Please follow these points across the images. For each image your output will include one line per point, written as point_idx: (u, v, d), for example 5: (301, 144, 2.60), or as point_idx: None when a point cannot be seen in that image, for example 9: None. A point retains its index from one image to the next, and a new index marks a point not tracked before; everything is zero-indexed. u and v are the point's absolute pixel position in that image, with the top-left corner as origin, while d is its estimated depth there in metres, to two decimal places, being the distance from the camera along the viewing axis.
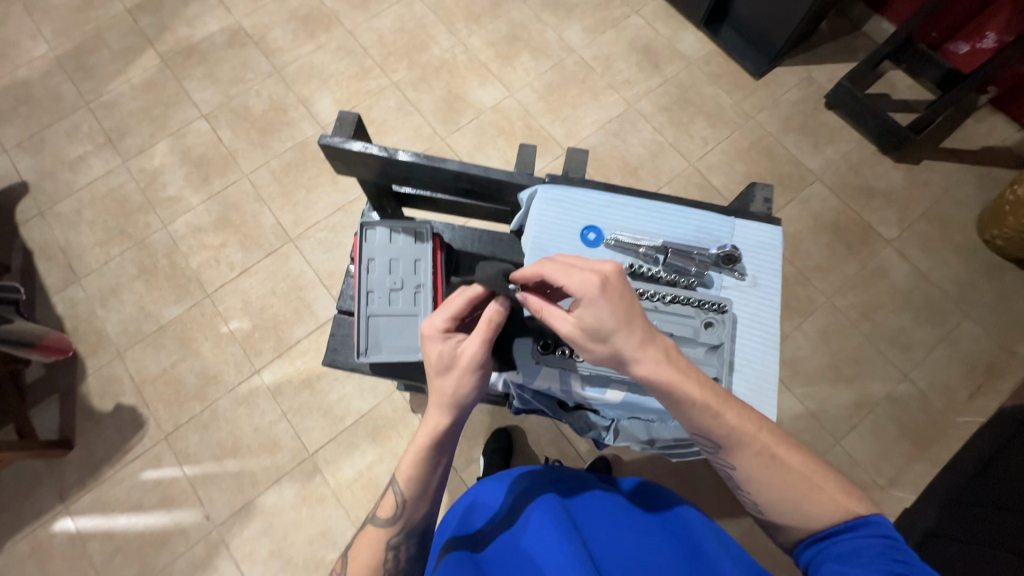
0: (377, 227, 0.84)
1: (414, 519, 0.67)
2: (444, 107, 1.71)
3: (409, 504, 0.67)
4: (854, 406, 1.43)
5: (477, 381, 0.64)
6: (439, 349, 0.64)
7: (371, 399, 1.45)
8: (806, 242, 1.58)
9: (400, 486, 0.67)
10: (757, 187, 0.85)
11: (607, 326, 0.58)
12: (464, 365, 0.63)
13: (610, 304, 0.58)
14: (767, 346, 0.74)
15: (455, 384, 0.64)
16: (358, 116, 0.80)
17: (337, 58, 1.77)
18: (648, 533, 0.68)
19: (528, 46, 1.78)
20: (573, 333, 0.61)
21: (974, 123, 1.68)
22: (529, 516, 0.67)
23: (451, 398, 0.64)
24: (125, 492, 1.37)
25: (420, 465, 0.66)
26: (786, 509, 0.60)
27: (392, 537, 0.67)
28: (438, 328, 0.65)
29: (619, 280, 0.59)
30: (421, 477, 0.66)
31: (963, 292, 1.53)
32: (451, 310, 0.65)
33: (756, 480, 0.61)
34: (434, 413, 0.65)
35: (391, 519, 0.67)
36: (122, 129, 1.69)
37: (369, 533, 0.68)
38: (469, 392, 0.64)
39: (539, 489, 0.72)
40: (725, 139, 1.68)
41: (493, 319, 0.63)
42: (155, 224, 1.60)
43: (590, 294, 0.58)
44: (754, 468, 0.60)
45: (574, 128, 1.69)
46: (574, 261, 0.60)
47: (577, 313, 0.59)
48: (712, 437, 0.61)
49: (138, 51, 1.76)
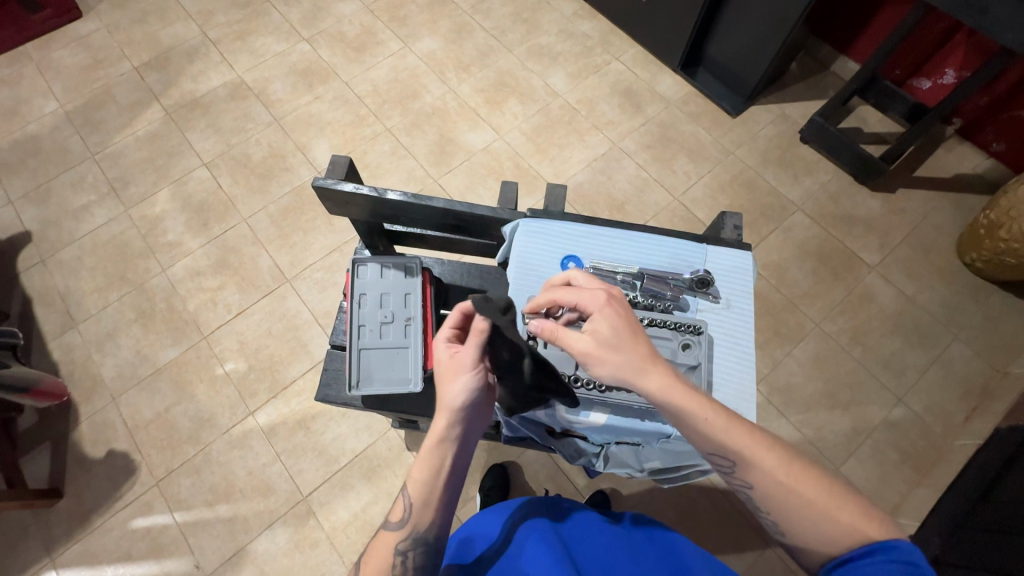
0: (368, 263, 0.87)
1: (421, 524, 0.63)
2: (435, 150, 1.78)
3: (416, 506, 0.63)
4: (851, 432, 1.42)
5: (470, 382, 0.64)
6: (442, 356, 0.68)
7: (366, 438, 1.44)
8: (792, 269, 1.61)
9: (408, 488, 0.64)
10: (726, 216, 0.89)
11: (614, 338, 0.61)
12: (459, 366, 0.65)
13: (615, 317, 0.62)
14: (743, 366, 0.76)
15: (451, 385, 0.65)
16: (349, 159, 0.84)
17: (334, 107, 1.85)
18: (642, 561, 0.67)
19: (516, 92, 1.87)
20: (587, 349, 0.62)
21: (944, 152, 1.75)
22: (526, 544, 0.66)
23: (449, 398, 0.64)
24: (114, 542, 1.34)
25: (424, 465, 0.64)
26: (803, 528, 0.56)
27: (400, 541, 0.63)
28: (445, 338, 0.70)
29: (621, 300, 0.65)
30: (426, 478, 0.64)
31: (951, 315, 1.55)
32: (450, 321, 0.70)
33: (773, 497, 0.57)
34: (436, 416, 0.65)
35: (401, 523, 0.64)
36: (125, 178, 1.75)
37: (381, 540, 0.64)
38: (467, 392, 0.64)
39: (539, 520, 0.71)
40: (707, 173, 1.75)
41: (481, 330, 0.65)
42: (154, 268, 1.63)
43: (600, 303, 0.63)
44: (769, 487, 0.57)
45: (561, 167, 1.76)
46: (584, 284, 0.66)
47: (592, 325, 0.63)
48: (725, 454, 0.58)
49: (143, 106, 1.85)
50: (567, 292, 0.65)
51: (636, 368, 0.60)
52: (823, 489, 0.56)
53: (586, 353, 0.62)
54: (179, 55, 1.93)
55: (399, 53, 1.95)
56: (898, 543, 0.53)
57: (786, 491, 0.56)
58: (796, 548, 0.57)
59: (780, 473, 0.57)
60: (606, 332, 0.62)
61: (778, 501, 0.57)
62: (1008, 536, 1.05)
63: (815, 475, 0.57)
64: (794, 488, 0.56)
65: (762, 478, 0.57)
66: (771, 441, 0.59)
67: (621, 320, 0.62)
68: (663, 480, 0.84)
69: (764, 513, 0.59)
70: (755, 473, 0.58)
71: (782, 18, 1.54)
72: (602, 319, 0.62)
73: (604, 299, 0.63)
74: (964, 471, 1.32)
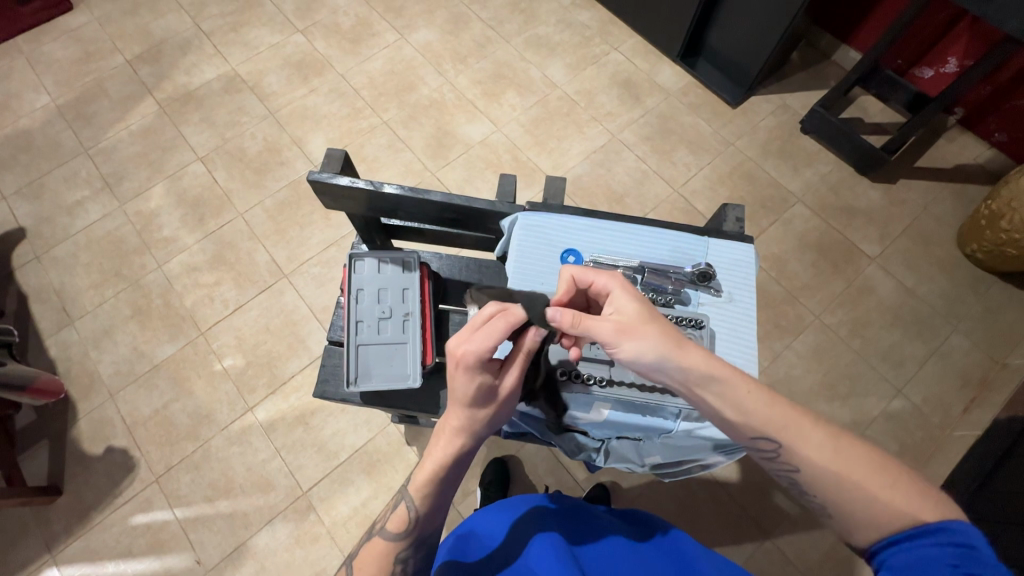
0: (366, 258, 0.86)
1: (423, 536, 0.65)
2: (433, 143, 1.76)
3: (422, 521, 0.64)
4: (850, 424, 1.42)
5: (506, 409, 0.65)
6: (484, 383, 0.60)
7: (366, 433, 1.43)
8: (791, 261, 1.60)
9: (415, 502, 0.64)
10: (728, 208, 0.88)
11: (644, 311, 0.62)
12: (501, 396, 0.63)
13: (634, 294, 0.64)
14: (745, 360, 0.75)
15: (487, 415, 0.63)
16: (345, 152, 0.82)
17: (330, 100, 1.83)
18: (641, 559, 0.69)
19: (513, 84, 1.85)
20: (621, 325, 0.60)
21: (945, 142, 1.74)
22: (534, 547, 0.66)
23: (479, 426, 0.63)
24: (114, 539, 1.34)
25: (438, 484, 0.64)
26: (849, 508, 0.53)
27: (401, 550, 0.65)
28: (475, 357, 0.59)
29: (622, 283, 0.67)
30: (438, 495, 0.65)
31: (951, 306, 1.55)
32: (493, 338, 0.59)
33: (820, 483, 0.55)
34: (458, 441, 0.63)
35: (401, 534, 0.64)
36: (120, 174, 1.73)
37: (375, 546, 0.65)
38: (498, 420, 0.64)
39: (548, 525, 0.70)
40: (707, 164, 1.73)
41: (532, 346, 0.63)
42: (150, 264, 1.62)
43: (615, 285, 0.64)
44: (821, 468, 0.55)
45: (560, 159, 1.74)
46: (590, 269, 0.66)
47: (616, 302, 0.62)
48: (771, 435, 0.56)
49: (137, 99, 1.83)
50: (583, 274, 0.65)
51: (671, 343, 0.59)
52: (865, 474, 0.53)
53: (620, 329, 0.60)
54: (172, 48, 1.91)
55: (395, 44, 1.92)
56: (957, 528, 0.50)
57: (833, 469, 0.54)
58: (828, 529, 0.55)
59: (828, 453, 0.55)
60: (634, 308, 0.62)
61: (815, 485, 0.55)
62: (1009, 527, 1.05)
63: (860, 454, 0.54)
64: (842, 472, 0.54)
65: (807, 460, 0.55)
66: (819, 419, 0.57)
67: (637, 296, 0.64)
68: (665, 474, 0.84)
69: (812, 496, 0.56)
70: (801, 453, 0.56)
71: (782, 7, 1.52)
72: (626, 297, 0.62)
73: (622, 279, 0.64)
74: (962, 463, 1.32)
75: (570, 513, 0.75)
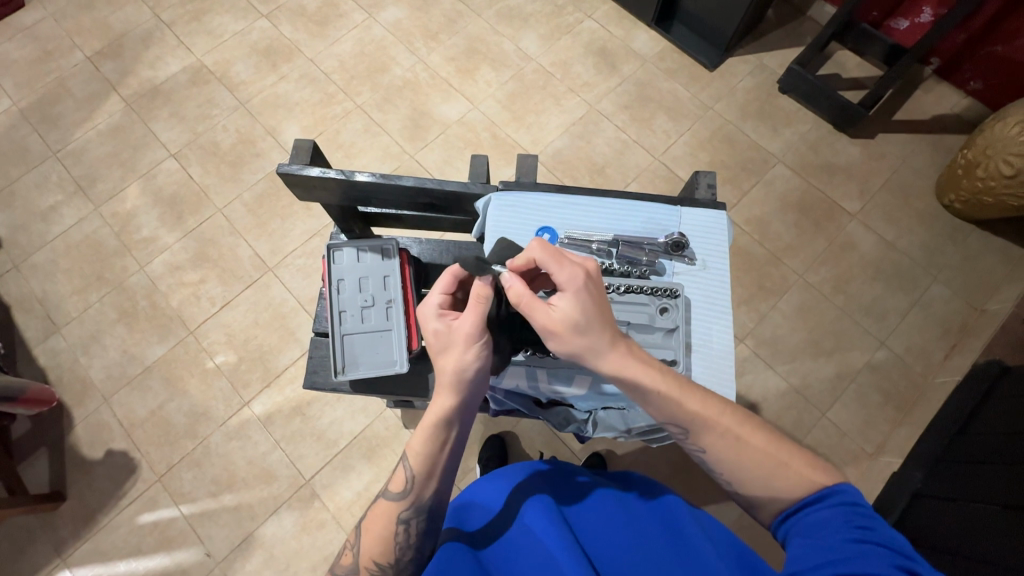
0: (344, 247, 0.85)
1: (424, 496, 0.66)
2: (410, 125, 1.73)
3: (419, 479, 0.66)
4: (835, 378, 1.46)
5: (478, 353, 0.64)
6: (436, 328, 0.66)
7: (363, 419, 1.45)
8: (773, 222, 1.62)
9: (410, 462, 0.66)
10: (700, 174, 0.88)
11: (582, 322, 0.60)
12: (460, 339, 0.64)
13: (586, 300, 0.60)
14: (722, 326, 0.77)
15: (458, 361, 0.64)
16: (313, 142, 0.81)
17: (301, 86, 1.79)
18: (630, 505, 0.72)
19: (487, 58, 1.82)
20: (549, 326, 0.61)
21: (922, 93, 1.74)
22: (526, 513, 0.67)
23: (454, 375, 0.64)
24: (123, 538, 1.36)
25: (429, 441, 0.65)
26: (754, 483, 0.59)
27: (402, 511, 0.65)
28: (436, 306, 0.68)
29: (597, 276, 0.62)
30: (431, 453, 0.66)
31: (931, 257, 1.57)
32: (441, 288, 0.69)
33: (726, 463, 0.60)
34: (442, 394, 0.65)
35: (401, 494, 0.66)
36: (92, 175, 1.69)
37: (379, 509, 0.66)
38: (472, 368, 0.64)
39: (537, 488, 0.72)
40: (687, 130, 1.72)
41: (483, 295, 0.64)
42: (132, 266, 1.60)
43: (571, 287, 0.60)
44: (723, 450, 0.60)
45: (539, 134, 1.72)
46: (564, 253, 0.62)
47: (560, 303, 0.61)
48: (679, 423, 0.61)
49: (102, 97, 1.78)
50: (547, 259, 0.61)
51: (593, 352, 0.61)
52: (769, 455, 0.58)
53: (548, 329, 0.61)
54: (133, 41, 1.84)
55: (364, 24, 1.87)
56: (843, 487, 0.56)
57: (738, 451, 0.59)
58: (752, 502, 0.60)
59: (733, 438, 0.60)
60: (572, 317, 0.60)
61: (728, 466, 0.60)
62: (990, 467, 1.09)
63: (765, 435, 0.60)
64: (745, 454, 0.59)
65: (713, 444, 0.60)
66: (729, 406, 0.62)
67: (589, 304, 0.60)
68: (652, 440, 0.85)
69: (718, 473, 0.62)
70: (707, 440, 0.60)
71: None
72: (569, 302, 0.60)
73: (582, 278, 0.60)
74: (943, 409, 1.36)
75: (560, 473, 0.77)
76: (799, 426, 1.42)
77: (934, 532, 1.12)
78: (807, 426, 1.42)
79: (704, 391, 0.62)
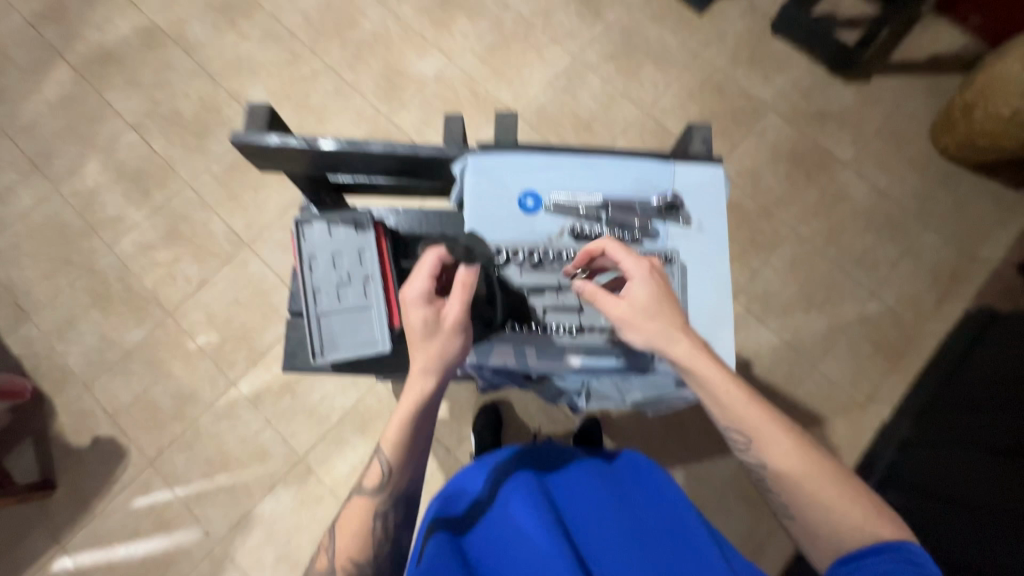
0: (314, 222, 0.80)
1: (400, 486, 0.64)
2: (384, 85, 1.63)
3: (396, 470, 0.64)
4: (827, 331, 1.45)
5: (464, 340, 0.64)
6: (416, 318, 0.62)
7: (354, 394, 1.43)
8: (766, 175, 1.57)
9: (385, 454, 0.64)
10: (694, 128, 0.82)
11: (654, 308, 0.66)
12: (449, 325, 0.63)
13: (655, 288, 0.67)
14: (719, 291, 0.75)
15: (441, 346, 0.63)
16: (269, 107, 0.74)
17: (264, 46, 1.67)
18: (610, 481, 0.72)
19: (463, 8, 1.69)
20: (623, 314, 0.66)
21: (921, 31, 1.66)
22: (507, 500, 0.66)
23: (435, 361, 0.63)
24: (120, 523, 1.36)
25: (405, 430, 0.64)
26: (816, 514, 0.61)
27: (379, 505, 0.64)
28: (419, 294, 0.63)
29: (659, 271, 0.68)
30: (406, 443, 0.64)
31: (924, 205, 1.55)
32: (429, 271, 0.63)
33: (787, 483, 0.63)
34: (418, 378, 0.63)
35: (377, 489, 0.64)
36: (47, 152, 1.59)
37: (355, 506, 0.65)
38: (455, 354, 0.64)
39: (519, 470, 0.70)
40: (676, 80, 1.64)
41: (467, 282, 0.64)
42: (100, 248, 1.53)
43: (640, 275, 0.67)
44: (787, 467, 0.63)
45: (521, 90, 1.63)
46: (623, 249, 0.68)
47: (631, 293, 0.66)
48: (744, 429, 0.64)
49: (48, 66, 1.64)
50: (613, 254, 0.68)
51: (667, 339, 0.65)
52: (836, 492, 0.61)
53: (623, 319, 0.66)
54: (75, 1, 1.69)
55: None
56: (905, 544, 0.57)
57: (802, 474, 0.62)
58: (806, 531, 0.62)
59: (797, 457, 0.63)
60: (643, 302, 0.66)
61: (790, 493, 0.63)
62: (982, 414, 1.10)
63: (831, 470, 0.63)
64: (805, 484, 0.62)
65: (775, 458, 0.63)
66: (796, 433, 0.65)
67: (659, 291, 0.67)
68: (646, 408, 0.85)
69: (773, 490, 0.64)
70: (770, 452, 0.63)
71: None
72: (642, 289, 0.66)
73: (648, 267, 0.67)
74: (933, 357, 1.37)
75: (544, 454, 0.76)
76: (792, 380, 1.42)
77: (926, 480, 1.13)
78: (799, 380, 1.42)
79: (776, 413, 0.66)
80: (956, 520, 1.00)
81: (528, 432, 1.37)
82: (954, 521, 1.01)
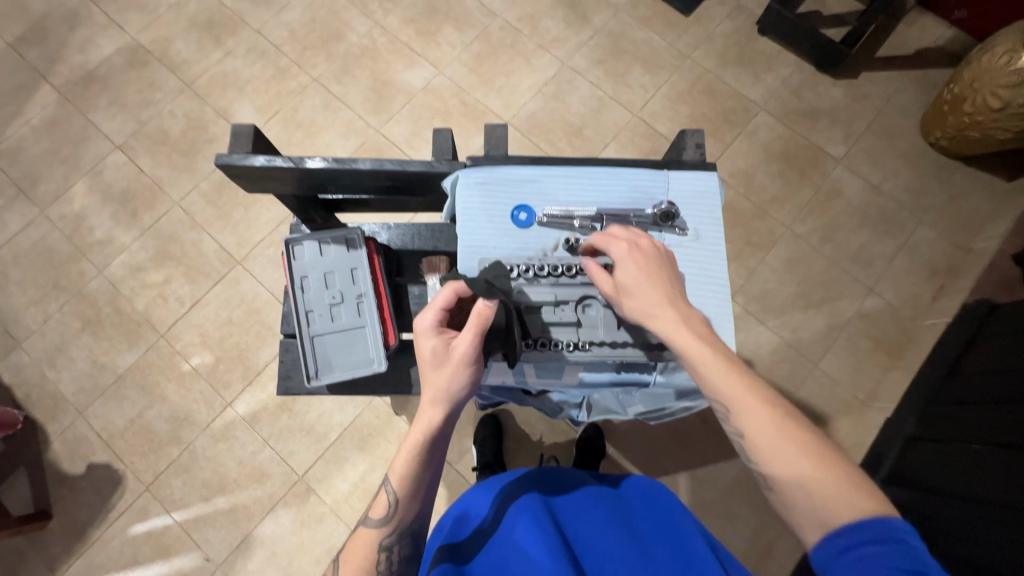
0: (304, 241, 0.79)
1: (405, 520, 0.63)
2: (372, 97, 1.62)
3: (401, 503, 0.62)
4: (826, 329, 1.45)
5: (471, 375, 0.62)
6: (427, 347, 0.62)
7: (353, 410, 1.41)
8: (758, 174, 1.56)
9: (392, 486, 0.62)
10: (687, 134, 0.82)
11: (633, 283, 0.64)
12: (458, 357, 0.61)
13: (639, 265, 0.65)
14: (720, 300, 0.74)
15: (449, 378, 0.61)
16: (254, 126, 0.73)
17: (250, 62, 1.65)
18: (616, 505, 0.72)
19: (449, 18, 1.69)
20: (611, 291, 0.67)
21: (906, 27, 1.67)
22: (514, 524, 0.65)
23: (443, 392, 0.62)
24: (117, 551, 1.33)
25: (414, 462, 0.62)
26: (794, 486, 0.53)
27: (384, 538, 0.63)
28: (433, 324, 0.63)
29: (654, 251, 0.67)
30: (413, 476, 0.62)
31: (917, 198, 1.55)
32: (440, 303, 0.62)
33: (761, 451, 0.56)
34: (427, 409, 0.62)
35: (382, 521, 0.63)
36: (33, 176, 1.57)
37: (361, 536, 0.63)
38: (463, 388, 0.62)
39: (526, 494, 0.70)
40: (665, 83, 1.64)
41: (484, 315, 0.60)
42: (89, 271, 1.51)
43: (624, 255, 0.66)
44: (759, 437, 0.56)
45: (510, 98, 1.63)
46: (615, 234, 0.68)
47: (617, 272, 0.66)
48: (720, 398, 0.58)
49: (31, 89, 1.62)
50: (602, 242, 0.68)
51: (645, 311, 0.63)
52: (814, 465, 0.53)
53: (612, 294, 0.67)
54: (56, 22, 1.68)
55: None
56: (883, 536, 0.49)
57: (776, 445, 0.55)
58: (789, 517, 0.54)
59: (771, 423, 0.56)
60: (626, 278, 0.65)
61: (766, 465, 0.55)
62: (987, 407, 1.09)
63: (813, 444, 0.55)
64: (779, 452, 0.55)
65: (750, 427, 0.56)
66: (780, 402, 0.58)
67: (643, 267, 0.65)
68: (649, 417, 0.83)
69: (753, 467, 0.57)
70: (745, 423, 0.57)
71: None
72: (625, 267, 0.65)
73: (630, 250, 0.66)
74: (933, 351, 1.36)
75: (553, 479, 0.76)
76: (793, 379, 1.41)
77: (933, 475, 1.13)
78: (800, 380, 1.41)
79: (753, 378, 0.59)
80: (965, 516, 0.99)
81: (532, 443, 1.36)
82: (963, 517, 1.00)
